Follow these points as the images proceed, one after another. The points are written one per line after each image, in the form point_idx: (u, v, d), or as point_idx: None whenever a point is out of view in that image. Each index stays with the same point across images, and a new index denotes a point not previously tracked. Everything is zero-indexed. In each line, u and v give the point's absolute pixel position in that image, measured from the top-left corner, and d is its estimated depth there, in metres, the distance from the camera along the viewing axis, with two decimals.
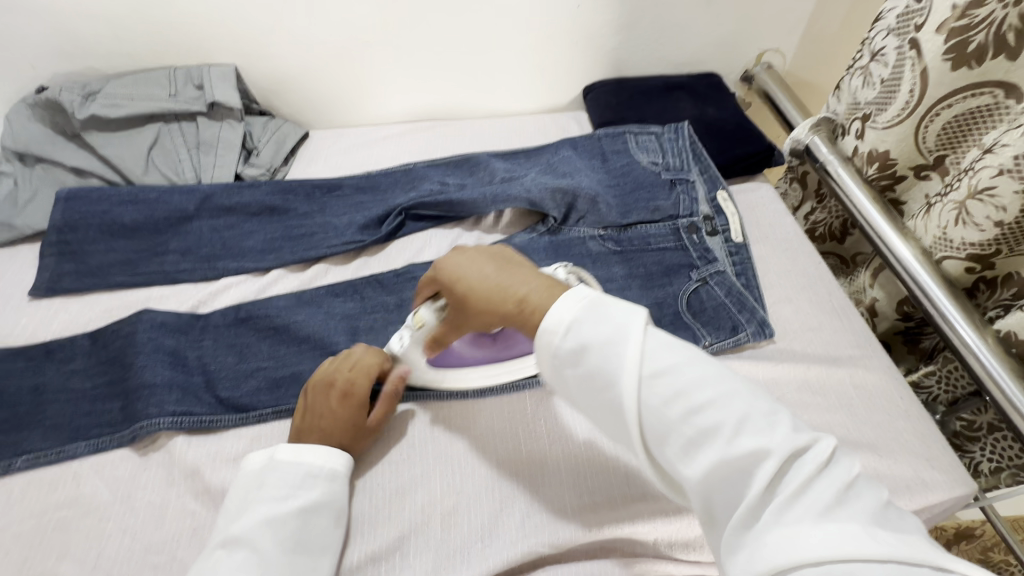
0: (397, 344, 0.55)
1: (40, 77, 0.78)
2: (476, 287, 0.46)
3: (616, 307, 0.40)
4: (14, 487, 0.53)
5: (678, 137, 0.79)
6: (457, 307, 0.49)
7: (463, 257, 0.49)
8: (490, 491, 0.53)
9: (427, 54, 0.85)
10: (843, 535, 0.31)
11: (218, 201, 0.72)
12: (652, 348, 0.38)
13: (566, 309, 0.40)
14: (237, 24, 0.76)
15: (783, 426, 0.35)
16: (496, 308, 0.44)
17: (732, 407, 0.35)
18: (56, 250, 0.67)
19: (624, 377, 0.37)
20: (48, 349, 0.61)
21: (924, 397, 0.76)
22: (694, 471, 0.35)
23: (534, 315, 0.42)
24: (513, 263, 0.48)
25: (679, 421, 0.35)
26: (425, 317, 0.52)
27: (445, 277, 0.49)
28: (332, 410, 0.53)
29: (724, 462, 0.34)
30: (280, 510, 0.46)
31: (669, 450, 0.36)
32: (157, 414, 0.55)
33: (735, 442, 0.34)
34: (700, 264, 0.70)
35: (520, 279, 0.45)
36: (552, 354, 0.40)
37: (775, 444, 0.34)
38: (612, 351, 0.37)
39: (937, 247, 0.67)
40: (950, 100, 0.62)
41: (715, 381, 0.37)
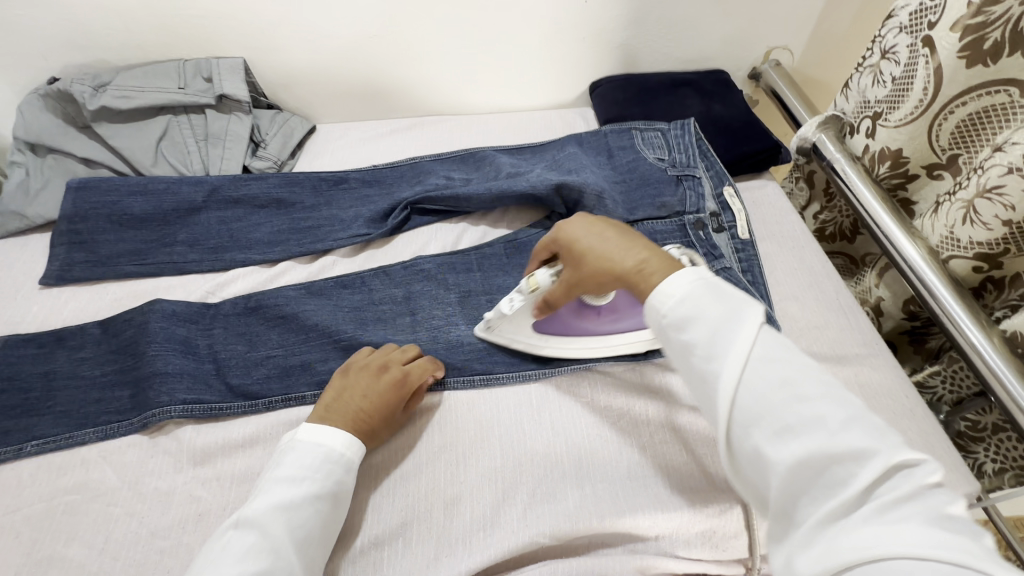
0: (505, 308, 0.54)
1: (52, 68, 0.79)
2: (595, 247, 0.47)
3: (733, 289, 0.40)
4: (25, 471, 0.54)
5: (685, 133, 0.79)
6: (574, 269, 0.49)
7: (585, 220, 0.49)
8: (492, 481, 0.53)
9: (434, 49, 0.85)
10: (948, 546, 0.27)
11: (226, 193, 0.72)
12: (764, 336, 0.37)
13: (684, 280, 0.40)
14: (245, 18, 0.77)
15: (897, 439, 0.32)
16: (612, 267, 0.45)
17: (840, 406, 0.33)
18: (67, 240, 0.68)
19: (730, 353, 0.36)
20: (59, 337, 0.61)
21: (928, 397, 0.75)
22: (783, 456, 0.33)
23: (653, 277, 0.42)
24: (634, 233, 0.48)
25: (778, 406, 0.34)
26: (539, 280, 0.52)
27: (568, 238, 0.49)
28: (376, 390, 0.53)
29: (821, 451, 0.32)
30: (296, 493, 0.46)
31: (755, 434, 0.34)
32: (169, 401, 0.55)
33: (840, 434, 0.32)
34: (706, 260, 0.70)
35: (639, 244, 0.45)
36: (659, 320, 0.41)
37: (884, 449, 0.31)
38: (722, 326, 0.37)
39: (945, 246, 0.67)
40: (964, 97, 0.62)
41: (824, 380, 0.35)
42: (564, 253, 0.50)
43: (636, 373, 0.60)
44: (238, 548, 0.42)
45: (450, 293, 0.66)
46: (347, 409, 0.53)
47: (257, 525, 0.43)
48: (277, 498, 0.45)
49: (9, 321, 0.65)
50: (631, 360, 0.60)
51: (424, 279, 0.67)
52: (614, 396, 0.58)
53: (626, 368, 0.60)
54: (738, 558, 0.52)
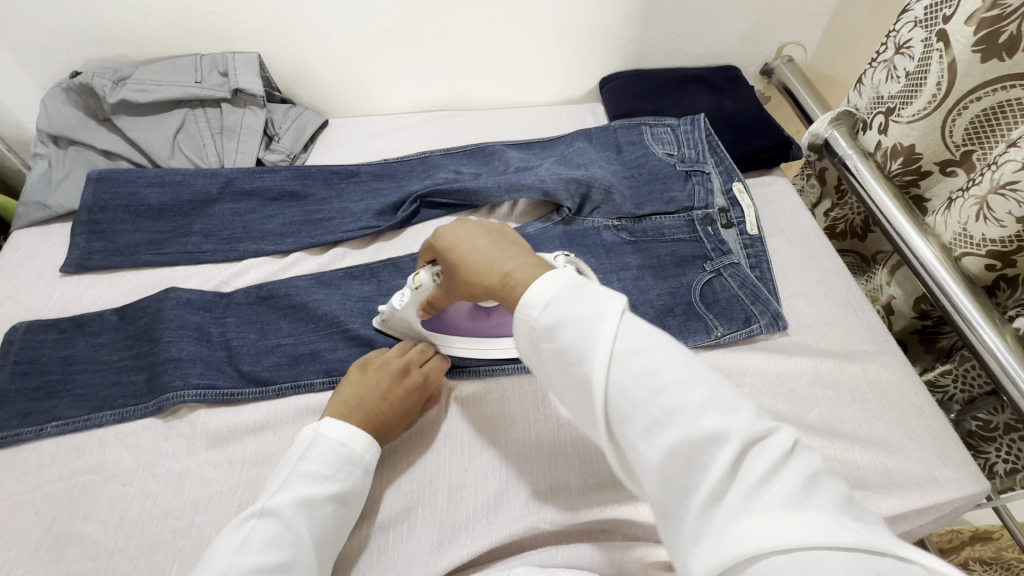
0: (395, 302, 0.55)
1: (74, 62, 0.81)
2: (466, 257, 0.44)
3: (594, 282, 0.38)
4: (44, 451, 0.55)
5: (694, 129, 0.79)
6: (449, 275, 0.47)
7: (462, 226, 0.46)
8: (497, 469, 0.54)
9: (445, 45, 0.85)
10: (805, 527, 0.29)
11: (240, 185, 0.74)
12: (625, 328, 0.36)
13: (548, 287, 0.38)
14: (261, 14, 0.78)
15: (748, 412, 0.33)
16: (481, 279, 0.43)
17: (699, 389, 0.33)
18: (87, 229, 0.70)
19: (596, 352, 0.35)
20: (79, 323, 0.63)
21: (939, 396, 0.75)
22: (653, 452, 0.33)
23: (515, 291, 0.40)
24: (509, 236, 0.45)
25: (641, 399, 0.34)
26: (423, 279, 0.51)
27: (441, 243, 0.47)
28: (398, 392, 0.54)
29: (685, 441, 0.32)
30: (320, 491, 0.46)
31: (627, 430, 0.34)
32: (182, 386, 0.57)
33: (699, 420, 0.32)
34: (714, 256, 0.70)
35: (510, 255, 0.42)
36: (530, 328, 0.38)
37: (737, 428, 0.32)
38: (586, 326, 0.36)
39: (958, 243, 0.66)
40: (978, 92, 0.62)
41: (682, 360, 0.35)
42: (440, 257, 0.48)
43: None
44: (258, 540, 0.43)
45: None
46: (368, 407, 0.53)
47: (275, 513, 0.44)
48: (301, 496, 0.46)
49: (31, 307, 0.66)
50: None
51: None
52: None
53: None
54: None
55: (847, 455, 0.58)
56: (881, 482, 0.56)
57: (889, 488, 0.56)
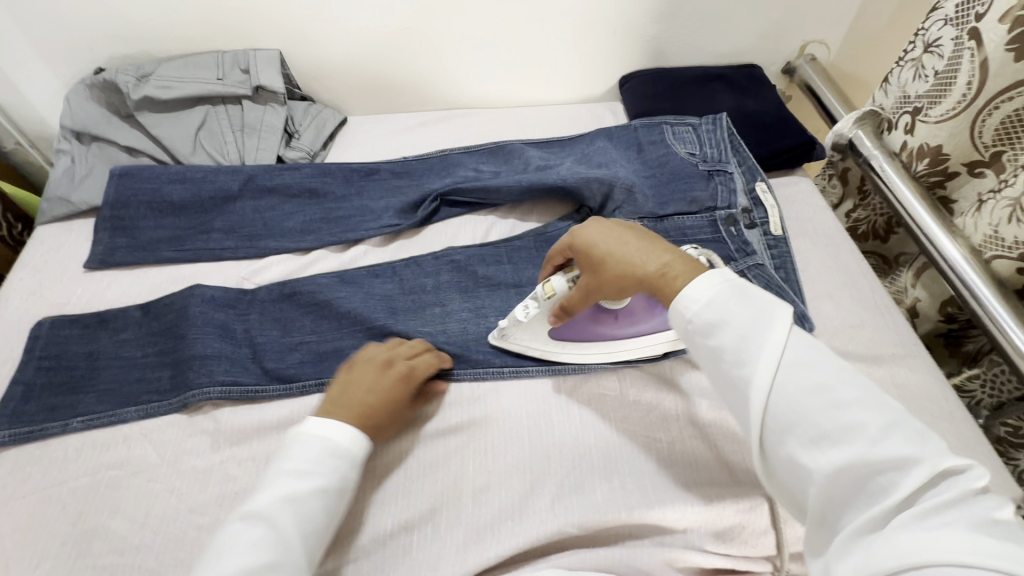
0: (518, 315, 0.55)
1: (97, 59, 0.81)
2: (615, 252, 0.48)
3: (758, 289, 0.42)
4: (70, 446, 0.56)
5: (716, 128, 0.78)
6: (592, 273, 0.50)
7: (600, 225, 0.50)
8: (520, 471, 0.53)
9: (465, 42, 0.85)
10: (991, 554, 0.29)
11: (261, 182, 0.74)
12: (793, 336, 0.39)
13: (706, 286, 0.42)
14: (283, 12, 0.78)
15: (938, 445, 0.34)
16: (635, 272, 0.47)
17: (879, 411, 0.35)
18: (110, 225, 0.70)
19: (760, 358, 0.38)
20: (103, 318, 0.64)
21: (967, 401, 0.74)
22: (822, 462, 0.35)
23: (677, 279, 0.44)
24: (649, 235, 0.50)
25: (814, 411, 0.36)
26: (556, 286, 0.53)
27: (582, 243, 0.50)
28: (381, 386, 0.54)
29: (860, 460, 0.34)
30: (299, 488, 0.46)
31: (791, 439, 0.37)
32: (207, 382, 0.57)
33: (881, 442, 0.34)
34: (737, 257, 0.69)
35: (659, 249, 0.47)
36: (684, 323, 0.43)
37: (928, 456, 0.33)
38: (749, 330, 0.39)
39: (988, 245, 0.65)
40: (1010, 92, 0.60)
41: (863, 384, 0.37)
42: (579, 259, 0.51)
43: (662, 369, 0.60)
44: (240, 541, 0.43)
45: (480, 285, 0.66)
46: (354, 402, 0.53)
47: (257, 515, 0.44)
48: (285, 494, 0.45)
49: (55, 303, 0.67)
50: (658, 357, 0.60)
51: (454, 269, 0.67)
52: (643, 392, 0.58)
53: (654, 366, 0.60)
54: (767, 557, 0.51)
55: None
56: None
57: None
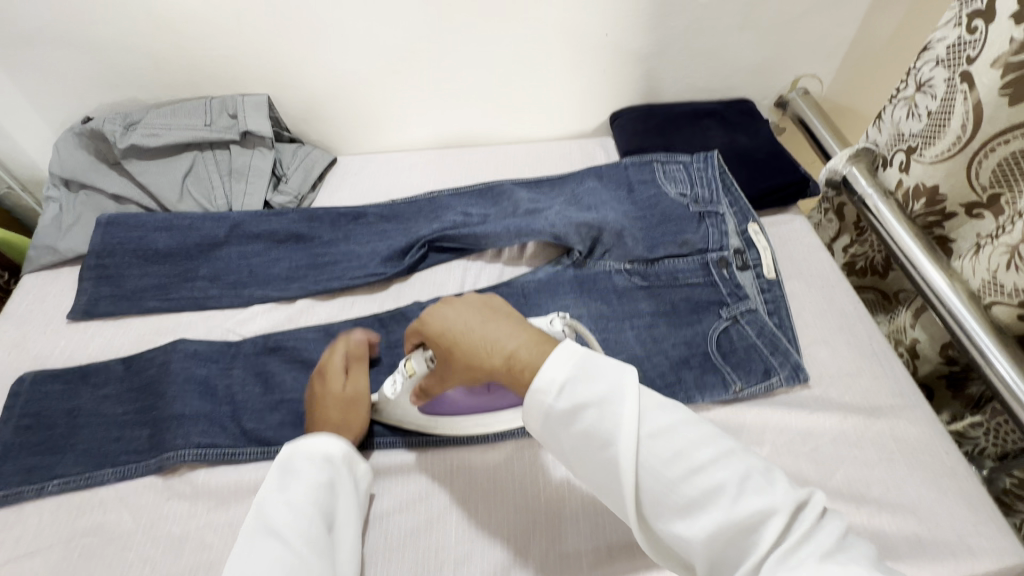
0: (388, 390, 0.54)
1: (87, 107, 0.82)
2: (460, 338, 0.46)
3: (601, 356, 0.43)
4: (45, 510, 0.55)
5: (708, 167, 0.77)
6: (444, 360, 0.48)
7: (448, 307, 0.47)
8: (503, 540, 0.53)
9: (454, 84, 0.85)
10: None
11: (248, 229, 0.73)
12: (644, 408, 0.41)
13: (560, 367, 0.41)
14: (273, 59, 0.79)
15: (781, 484, 0.39)
16: (482, 363, 0.44)
17: (732, 465, 0.39)
18: (94, 274, 0.70)
19: (621, 437, 0.39)
20: (84, 373, 0.63)
21: (971, 449, 0.72)
22: (697, 533, 0.37)
23: (524, 374, 0.43)
24: (499, 311, 0.47)
25: (678, 482, 0.38)
26: (415, 366, 0.50)
27: (433, 329, 0.47)
28: (322, 394, 0.57)
29: (730, 521, 0.37)
30: (290, 496, 0.48)
31: (664, 511, 0.39)
32: (184, 445, 0.56)
33: (740, 498, 0.38)
34: (731, 301, 0.68)
35: (507, 332, 0.45)
36: (545, 412, 0.42)
37: (781, 502, 0.37)
38: (608, 408, 0.40)
39: (986, 291, 0.63)
40: (1006, 134, 0.58)
41: (708, 439, 0.40)
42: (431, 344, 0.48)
43: None
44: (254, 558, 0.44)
45: None
46: (316, 430, 0.55)
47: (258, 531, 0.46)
48: (266, 509, 0.48)
49: (37, 356, 0.66)
50: None
51: None
52: None
53: None
54: None
55: (874, 523, 0.55)
56: (912, 551, 0.53)
57: (920, 558, 0.53)
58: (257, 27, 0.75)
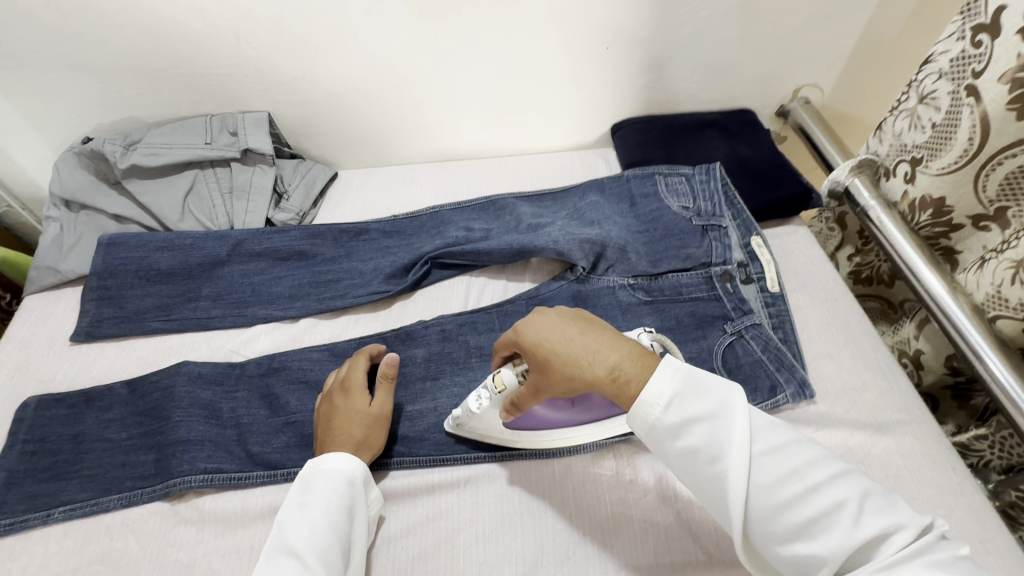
0: (473, 405, 0.53)
1: (86, 126, 0.82)
2: (560, 350, 0.46)
3: (709, 372, 0.44)
4: (51, 538, 0.55)
5: (711, 179, 0.76)
6: (538, 372, 0.47)
7: (545, 318, 0.48)
8: (511, 562, 0.53)
9: (454, 98, 0.85)
10: None
11: (249, 247, 0.73)
12: (755, 423, 0.41)
13: (667, 383, 0.43)
14: (272, 76, 0.79)
15: (900, 506, 0.39)
16: (584, 374, 0.45)
17: (848, 485, 0.39)
18: (97, 296, 0.69)
19: (736, 454, 0.40)
20: (88, 397, 0.63)
21: (975, 461, 0.72)
22: (818, 551, 0.38)
23: (630, 385, 0.43)
24: (595, 323, 0.48)
25: (796, 501, 0.39)
26: (505, 379, 0.50)
27: (527, 340, 0.48)
28: (345, 410, 0.57)
29: (853, 539, 0.37)
30: (308, 514, 0.49)
31: (778, 528, 0.39)
32: (190, 470, 0.56)
33: (859, 517, 0.38)
34: (735, 316, 0.68)
35: (608, 345, 0.46)
36: (652, 426, 0.43)
37: (899, 521, 0.38)
38: (719, 424, 0.41)
39: (991, 304, 0.63)
40: (1014, 148, 0.58)
41: (820, 457, 0.41)
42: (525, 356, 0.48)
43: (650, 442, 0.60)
44: None
45: (471, 356, 0.65)
46: (332, 447, 0.55)
47: (276, 550, 0.47)
48: (285, 525, 0.48)
49: (41, 380, 0.66)
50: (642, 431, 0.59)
51: (444, 339, 0.66)
52: (636, 469, 0.58)
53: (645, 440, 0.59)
54: None
55: None
56: None
57: None
58: (257, 44, 0.75)
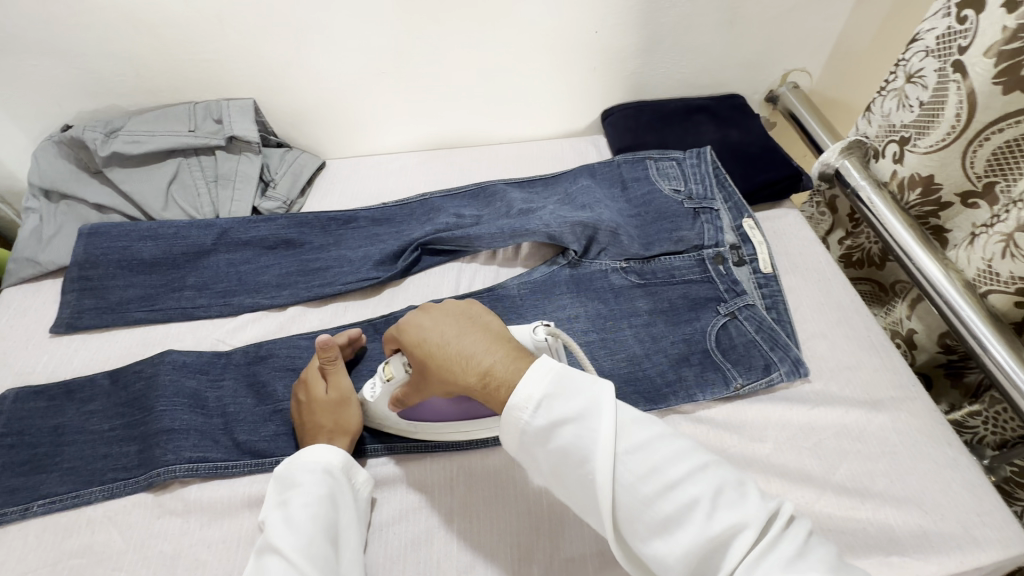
0: (366, 393, 0.54)
1: (66, 115, 0.80)
2: (438, 351, 0.47)
3: (579, 371, 0.44)
4: (30, 533, 0.53)
5: (701, 163, 0.76)
6: (421, 371, 0.49)
7: (429, 318, 0.49)
8: (507, 547, 0.52)
9: (442, 86, 0.84)
10: None
11: (235, 235, 0.72)
12: (620, 422, 0.41)
13: (536, 384, 0.42)
14: (257, 64, 0.77)
15: (753, 496, 0.39)
16: (457, 377, 0.46)
17: (706, 480, 0.39)
18: (77, 286, 0.67)
19: (599, 453, 0.40)
20: (69, 389, 0.61)
21: (970, 438, 0.72)
22: (671, 547, 0.38)
23: (498, 390, 0.43)
24: (480, 323, 0.48)
25: (654, 498, 0.39)
26: (394, 370, 0.52)
27: (409, 340, 0.49)
28: (308, 404, 0.56)
29: (707, 537, 0.37)
30: (289, 510, 0.48)
31: (640, 526, 0.39)
32: (174, 460, 0.54)
33: (713, 513, 0.38)
34: (728, 297, 0.67)
35: (484, 348, 0.46)
36: (524, 429, 0.42)
37: (752, 517, 0.38)
38: (587, 425, 0.41)
39: (982, 280, 0.63)
40: (1001, 123, 0.59)
41: (681, 454, 0.41)
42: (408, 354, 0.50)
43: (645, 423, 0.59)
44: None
45: None
46: (308, 440, 0.55)
47: (263, 551, 0.46)
48: (269, 525, 0.48)
49: (20, 372, 0.64)
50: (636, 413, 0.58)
51: None
52: None
53: None
54: None
55: (879, 517, 0.55)
56: (918, 543, 0.53)
57: (926, 549, 0.53)
58: (240, 31, 0.74)
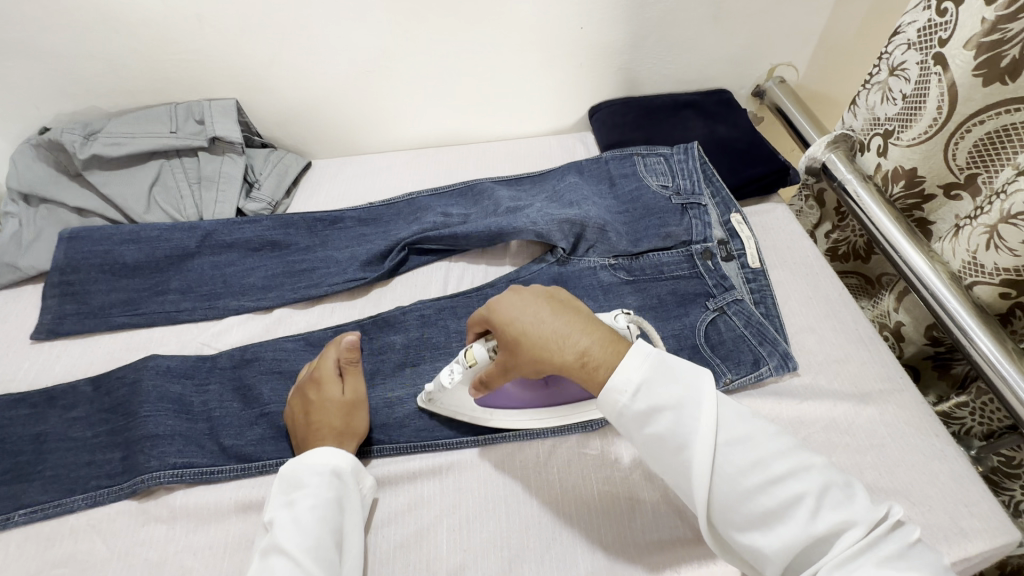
0: (444, 379, 0.52)
1: (44, 117, 0.78)
2: (533, 332, 0.45)
3: (680, 362, 0.43)
4: (12, 543, 0.52)
5: (688, 158, 0.76)
6: (510, 352, 0.47)
7: (518, 298, 0.47)
8: (497, 546, 0.52)
9: (427, 83, 0.83)
10: None
11: (220, 238, 0.71)
12: (724, 414, 0.41)
13: (636, 369, 0.42)
14: (238, 64, 0.76)
15: (860, 498, 0.39)
16: (553, 357, 0.45)
17: (810, 477, 0.39)
18: (58, 291, 0.66)
19: (700, 442, 0.40)
20: (51, 396, 0.60)
21: (957, 429, 0.72)
22: (772, 538, 0.38)
23: (597, 372, 0.43)
24: (570, 305, 0.47)
25: (757, 490, 0.39)
26: (478, 355, 0.49)
27: (499, 320, 0.47)
28: (321, 403, 0.55)
29: (807, 531, 0.37)
30: (295, 511, 0.47)
31: (738, 514, 0.40)
32: (158, 466, 0.54)
33: (816, 510, 0.38)
34: (717, 292, 0.67)
35: (580, 330, 0.45)
36: (620, 412, 0.43)
37: (854, 515, 0.38)
38: (686, 415, 0.41)
39: (968, 271, 0.63)
40: (981, 115, 0.59)
41: (784, 451, 0.40)
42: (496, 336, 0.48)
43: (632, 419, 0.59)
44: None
45: (451, 340, 0.64)
46: (315, 441, 0.54)
47: (266, 550, 0.45)
48: (275, 523, 0.47)
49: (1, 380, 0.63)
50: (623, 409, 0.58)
51: (423, 325, 0.65)
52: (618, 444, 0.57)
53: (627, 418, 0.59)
54: None
55: None
56: None
57: None
58: (220, 29, 0.72)
